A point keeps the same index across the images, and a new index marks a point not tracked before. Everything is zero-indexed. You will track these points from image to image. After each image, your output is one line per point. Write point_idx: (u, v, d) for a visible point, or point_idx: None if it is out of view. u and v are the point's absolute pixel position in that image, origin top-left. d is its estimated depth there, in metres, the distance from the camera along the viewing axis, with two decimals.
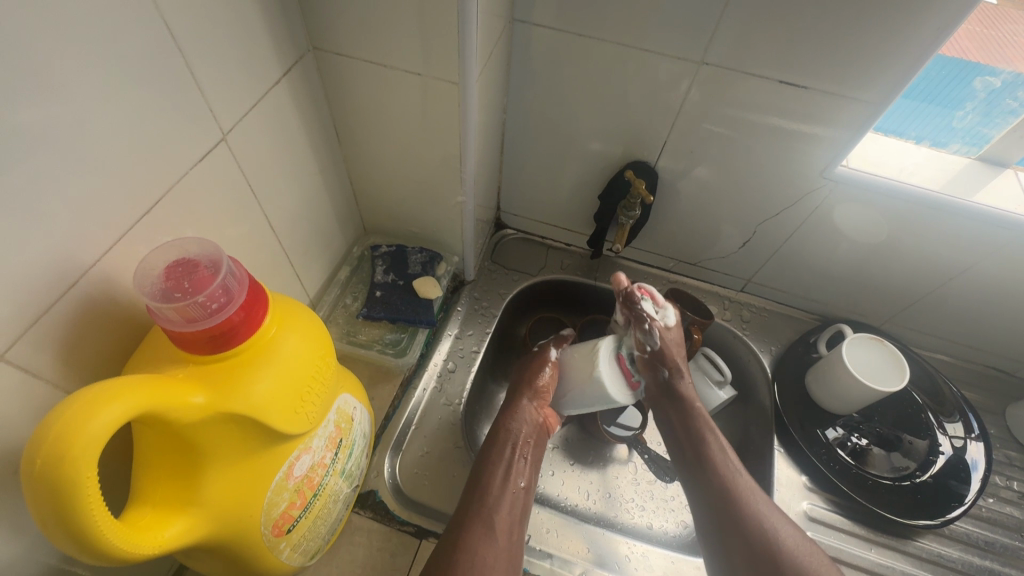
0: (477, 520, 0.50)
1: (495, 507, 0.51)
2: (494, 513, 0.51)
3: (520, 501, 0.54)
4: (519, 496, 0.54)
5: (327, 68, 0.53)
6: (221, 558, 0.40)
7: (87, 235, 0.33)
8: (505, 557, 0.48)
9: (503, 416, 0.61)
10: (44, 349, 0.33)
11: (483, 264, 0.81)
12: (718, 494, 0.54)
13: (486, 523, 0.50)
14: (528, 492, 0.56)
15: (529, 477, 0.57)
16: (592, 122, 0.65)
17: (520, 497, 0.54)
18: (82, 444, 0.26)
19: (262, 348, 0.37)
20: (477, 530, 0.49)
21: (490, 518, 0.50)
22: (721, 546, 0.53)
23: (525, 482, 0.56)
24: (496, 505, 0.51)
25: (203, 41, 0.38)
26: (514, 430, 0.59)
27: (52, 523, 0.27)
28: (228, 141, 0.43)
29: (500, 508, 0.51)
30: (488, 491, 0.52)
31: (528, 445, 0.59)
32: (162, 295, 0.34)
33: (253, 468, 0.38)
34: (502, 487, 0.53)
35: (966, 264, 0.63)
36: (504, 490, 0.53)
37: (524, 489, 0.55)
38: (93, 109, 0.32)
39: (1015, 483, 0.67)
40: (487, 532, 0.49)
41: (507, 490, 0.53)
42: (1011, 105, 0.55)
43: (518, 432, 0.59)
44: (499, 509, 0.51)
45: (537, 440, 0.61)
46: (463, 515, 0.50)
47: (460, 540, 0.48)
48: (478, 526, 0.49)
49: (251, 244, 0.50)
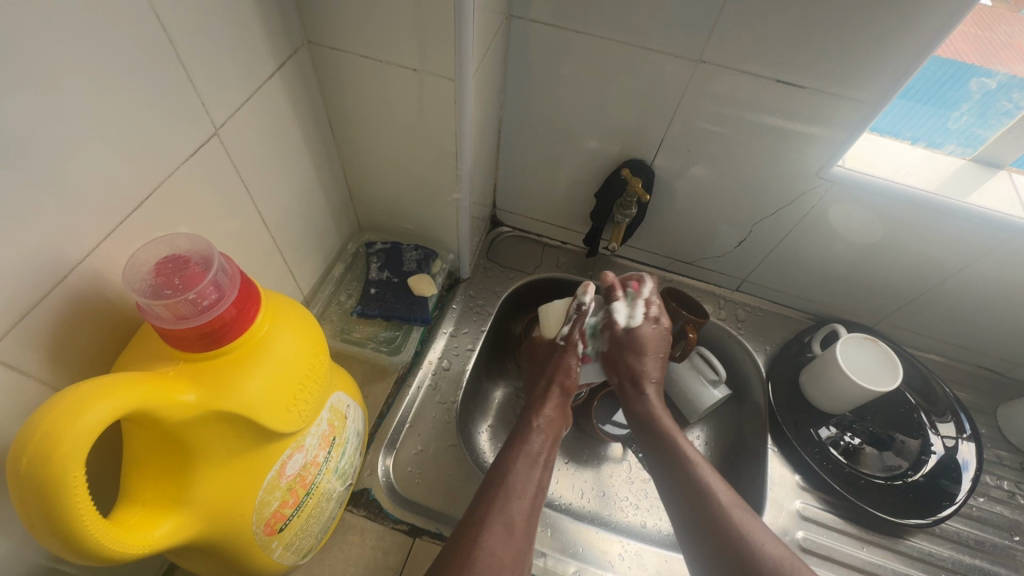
0: (497, 519, 0.49)
1: (515, 507, 0.51)
2: (513, 510, 0.50)
3: (536, 503, 0.53)
4: (536, 499, 0.53)
5: (322, 62, 0.52)
6: (213, 558, 0.40)
7: (76, 231, 0.33)
8: (519, 557, 0.47)
9: (524, 421, 0.61)
10: (33, 345, 0.32)
11: (479, 261, 0.80)
12: (698, 501, 0.52)
13: (504, 520, 0.49)
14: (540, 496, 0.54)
15: (541, 478, 0.55)
16: (589, 119, 0.64)
17: (535, 499, 0.53)
18: (68, 442, 0.26)
19: (256, 346, 0.36)
20: (498, 530, 0.48)
21: (508, 516, 0.50)
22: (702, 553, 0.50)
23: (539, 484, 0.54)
24: (515, 502, 0.51)
25: (197, 34, 0.37)
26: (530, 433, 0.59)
27: (38, 522, 0.27)
28: (221, 135, 0.43)
29: (520, 509, 0.51)
30: (508, 488, 0.52)
31: (546, 446, 0.58)
32: (152, 292, 0.33)
33: (244, 467, 0.38)
34: (521, 487, 0.53)
35: (959, 265, 0.63)
36: (523, 491, 0.53)
37: (538, 491, 0.54)
38: (82, 101, 0.31)
39: (1005, 483, 0.68)
40: (506, 531, 0.49)
41: (527, 491, 0.53)
42: (1006, 106, 0.55)
43: (533, 436, 0.59)
44: (517, 508, 0.51)
45: (554, 444, 0.60)
46: (479, 512, 0.50)
47: (476, 536, 0.47)
48: (496, 522, 0.49)
49: (244, 240, 0.50)
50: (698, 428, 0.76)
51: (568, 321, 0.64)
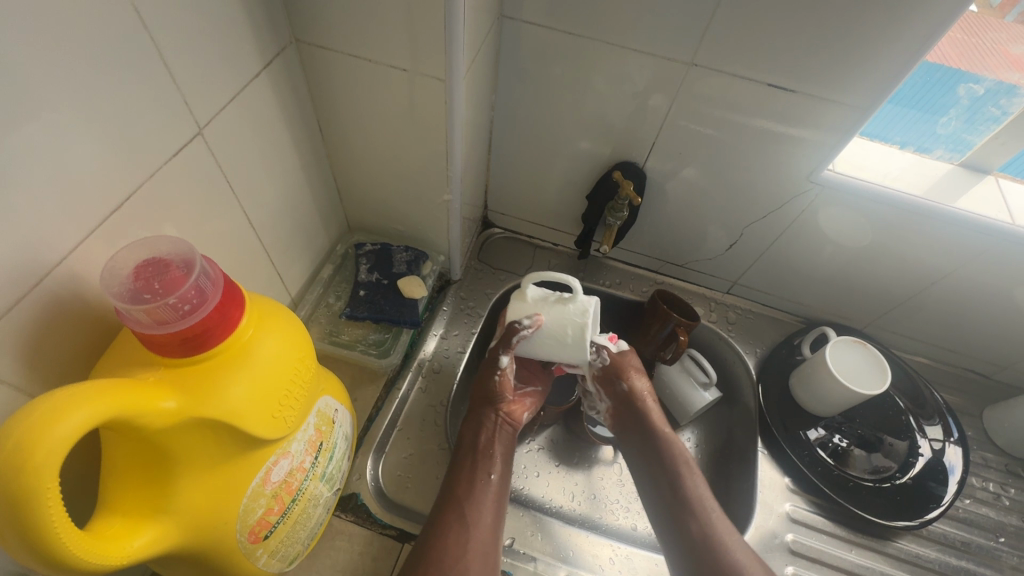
0: (452, 510, 0.52)
1: (466, 499, 0.53)
2: (466, 504, 0.52)
3: (492, 491, 0.54)
4: (493, 489, 0.54)
5: (310, 61, 0.51)
6: (195, 567, 0.39)
7: (53, 231, 0.32)
8: (483, 544, 0.50)
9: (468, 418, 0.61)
10: (7, 349, 0.31)
11: (469, 263, 0.80)
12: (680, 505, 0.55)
13: (462, 513, 0.51)
14: (497, 481, 0.55)
15: (502, 466, 0.57)
16: (581, 121, 0.64)
17: (493, 488, 0.54)
18: (44, 452, 0.25)
19: (239, 351, 0.35)
20: (453, 521, 0.51)
21: (462, 510, 0.51)
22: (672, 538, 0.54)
23: (497, 472, 0.56)
24: (469, 495, 0.53)
25: (181, 31, 0.37)
26: (478, 428, 0.59)
27: (9, 534, 0.26)
28: (205, 134, 0.42)
29: (471, 498, 0.53)
30: (458, 487, 0.54)
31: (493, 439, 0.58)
32: (130, 296, 0.32)
33: (226, 474, 0.37)
34: (469, 479, 0.54)
35: (946, 269, 0.63)
36: (475, 482, 0.54)
37: (497, 480, 0.55)
38: (57, 99, 0.30)
39: (990, 485, 0.69)
40: (461, 526, 0.50)
41: (479, 480, 0.54)
42: (993, 112, 0.56)
43: (480, 431, 0.59)
44: (477, 500, 0.53)
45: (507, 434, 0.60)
46: (440, 512, 0.52)
47: (436, 534, 0.50)
48: (453, 519, 0.51)
49: (229, 241, 0.49)
50: (688, 431, 0.76)
51: (497, 338, 0.58)
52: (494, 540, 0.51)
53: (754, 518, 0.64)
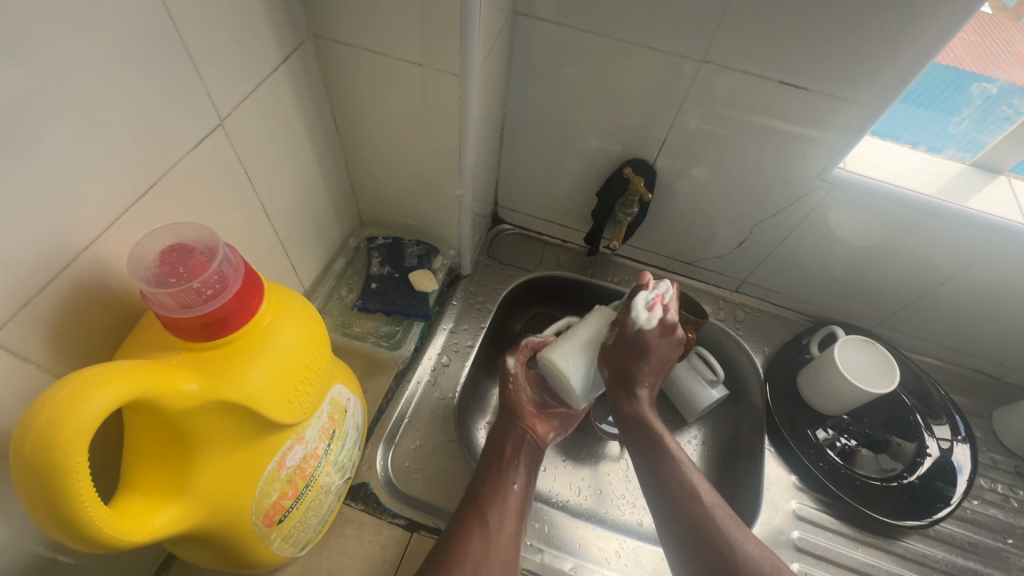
0: (473, 516, 0.52)
1: (489, 507, 0.53)
2: (489, 511, 0.53)
3: (515, 502, 0.55)
4: (515, 500, 0.55)
5: (327, 55, 0.52)
6: (212, 548, 0.40)
7: (81, 218, 0.33)
8: (505, 552, 0.50)
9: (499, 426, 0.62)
10: (35, 331, 0.32)
11: (479, 258, 0.81)
12: (676, 500, 0.52)
13: (484, 519, 0.52)
14: (521, 493, 0.56)
15: (525, 479, 0.58)
16: (591, 119, 0.65)
17: (515, 500, 0.55)
18: (72, 428, 0.26)
19: (257, 337, 0.36)
20: (474, 525, 0.51)
21: (484, 516, 0.52)
22: (669, 534, 0.51)
23: (520, 484, 0.57)
24: (492, 502, 0.53)
25: (204, 24, 0.37)
26: (504, 437, 0.60)
27: (40, 509, 0.27)
28: (226, 126, 0.43)
29: (493, 505, 0.53)
30: (483, 494, 0.54)
31: (520, 452, 0.59)
32: (156, 280, 0.33)
33: (243, 458, 0.38)
34: (492, 489, 0.55)
35: (957, 269, 0.63)
36: (496, 492, 0.55)
37: (518, 490, 0.56)
38: (86, 89, 0.31)
39: (999, 486, 0.69)
40: (482, 529, 0.51)
41: (503, 491, 0.55)
42: (1006, 112, 0.56)
43: (506, 443, 0.60)
44: (500, 507, 0.53)
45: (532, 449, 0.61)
46: (463, 516, 0.52)
47: (457, 536, 0.50)
48: (475, 525, 0.51)
49: (246, 231, 0.50)
50: (694, 428, 0.76)
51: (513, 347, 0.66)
52: (515, 550, 0.51)
53: (760, 515, 0.64)
